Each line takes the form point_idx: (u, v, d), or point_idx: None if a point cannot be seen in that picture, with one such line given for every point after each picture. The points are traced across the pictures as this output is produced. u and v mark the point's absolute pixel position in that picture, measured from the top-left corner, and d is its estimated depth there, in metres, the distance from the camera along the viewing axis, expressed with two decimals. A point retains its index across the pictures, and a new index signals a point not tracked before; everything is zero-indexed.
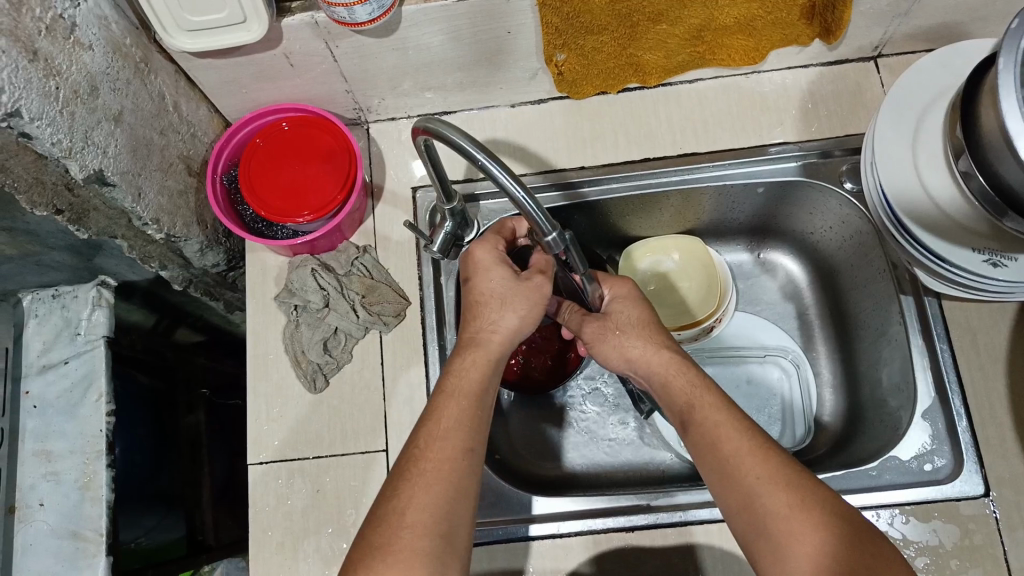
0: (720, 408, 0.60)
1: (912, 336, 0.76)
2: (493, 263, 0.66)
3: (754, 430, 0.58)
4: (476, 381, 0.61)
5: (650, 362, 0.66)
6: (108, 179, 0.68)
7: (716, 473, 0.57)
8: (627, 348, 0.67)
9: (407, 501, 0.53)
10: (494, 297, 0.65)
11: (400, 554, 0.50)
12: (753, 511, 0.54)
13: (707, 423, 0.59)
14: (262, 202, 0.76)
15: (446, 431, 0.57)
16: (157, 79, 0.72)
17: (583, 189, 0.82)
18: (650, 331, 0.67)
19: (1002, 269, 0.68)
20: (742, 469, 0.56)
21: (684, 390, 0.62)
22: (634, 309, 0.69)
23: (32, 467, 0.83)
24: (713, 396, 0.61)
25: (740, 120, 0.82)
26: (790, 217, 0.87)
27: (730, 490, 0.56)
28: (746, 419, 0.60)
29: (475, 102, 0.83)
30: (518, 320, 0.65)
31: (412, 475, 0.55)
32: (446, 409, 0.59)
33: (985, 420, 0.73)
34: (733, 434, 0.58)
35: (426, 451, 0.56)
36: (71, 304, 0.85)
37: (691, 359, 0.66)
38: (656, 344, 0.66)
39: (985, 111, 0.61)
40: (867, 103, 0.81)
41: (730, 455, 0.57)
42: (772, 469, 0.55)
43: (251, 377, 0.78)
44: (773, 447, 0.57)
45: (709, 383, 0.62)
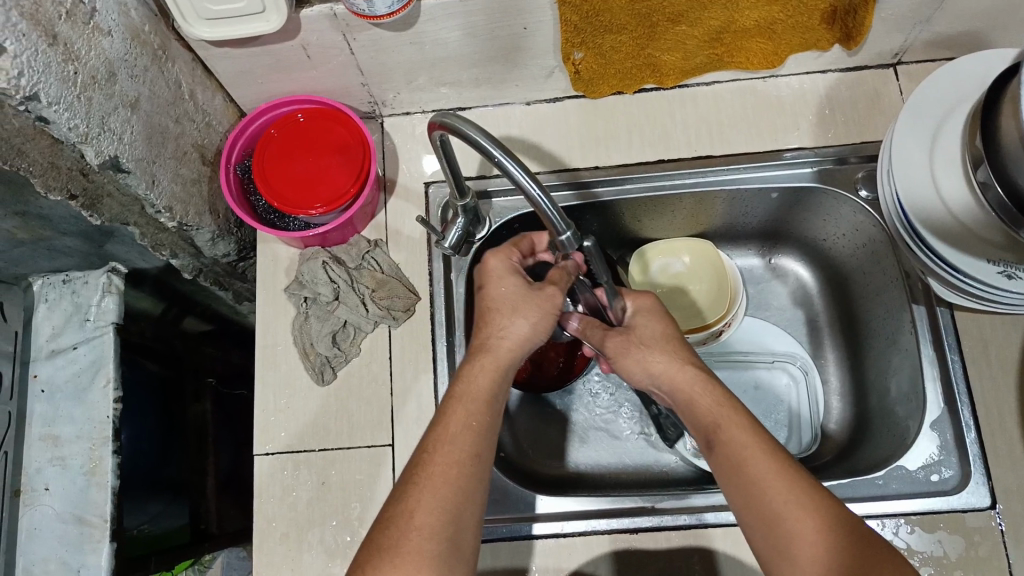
0: (745, 427, 0.58)
1: (923, 346, 0.75)
2: (506, 272, 0.67)
3: (780, 452, 0.56)
4: (486, 385, 0.60)
5: (674, 379, 0.63)
6: (123, 165, 0.68)
7: (740, 497, 0.55)
8: (649, 364, 0.65)
9: (414, 503, 0.53)
10: (505, 304, 0.64)
11: (407, 558, 0.50)
12: (781, 540, 0.53)
13: (731, 443, 0.57)
14: (276, 193, 0.76)
15: (454, 435, 0.57)
16: (174, 67, 0.72)
17: (597, 188, 0.82)
18: (674, 346, 0.65)
19: (1017, 281, 0.67)
20: (768, 494, 0.54)
21: (707, 408, 0.60)
22: (657, 324, 0.68)
23: (39, 452, 0.83)
24: (737, 413, 0.59)
25: (756, 124, 0.82)
26: (803, 223, 0.87)
27: (756, 516, 0.54)
28: (770, 437, 0.58)
29: (491, 98, 0.83)
30: (530, 327, 0.63)
31: (419, 479, 0.55)
32: (456, 413, 0.58)
33: (994, 431, 0.72)
34: (758, 455, 0.56)
35: (435, 454, 0.56)
36: (82, 290, 0.85)
37: (715, 375, 0.63)
38: (678, 358, 0.64)
39: (1006, 121, 0.60)
40: (884, 110, 0.81)
41: (755, 479, 0.55)
42: (800, 494, 0.53)
43: (259, 368, 0.78)
44: (799, 470, 0.55)
45: (732, 399, 0.60)
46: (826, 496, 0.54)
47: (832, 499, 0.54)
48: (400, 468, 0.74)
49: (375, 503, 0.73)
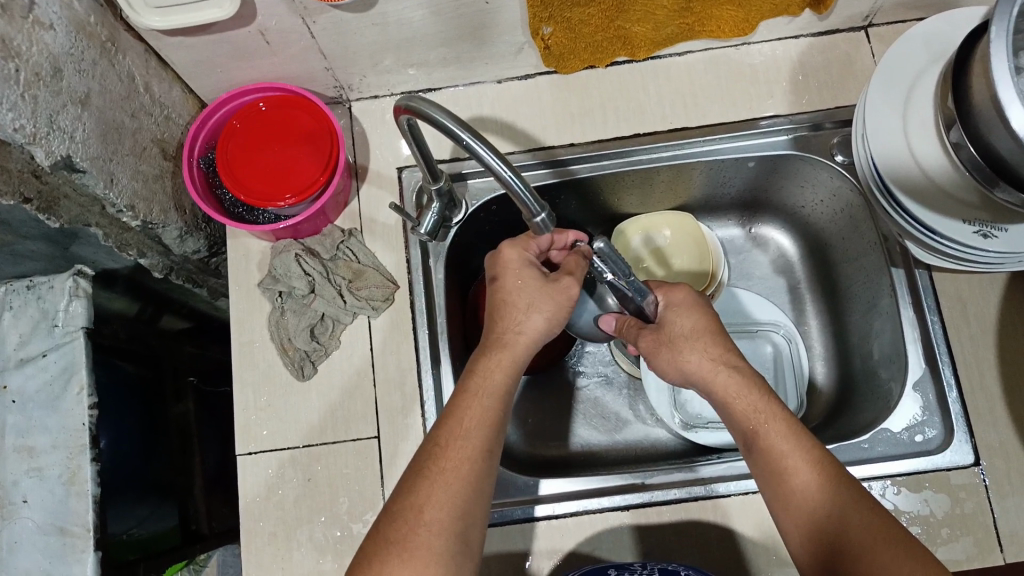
0: (789, 435, 0.58)
1: (903, 307, 0.76)
2: (522, 265, 0.66)
3: (825, 459, 0.57)
4: (495, 381, 0.61)
5: (709, 381, 0.64)
6: (77, 165, 0.65)
7: (782, 504, 0.57)
8: (684, 363, 0.65)
9: (423, 499, 0.53)
10: (522, 297, 0.65)
11: (415, 553, 0.50)
12: (825, 548, 0.54)
13: (774, 452, 0.58)
14: (242, 185, 0.74)
15: (465, 430, 0.57)
16: (125, 59, 0.69)
17: (574, 166, 0.81)
18: (707, 342, 0.65)
19: (993, 240, 0.67)
20: (812, 505, 0.55)
21: (748, 413, 0.61)
22: (690, 317, 0.66)
23: (15, 463, 0.82)
24: (781, 419, 0.59)
25: (730, 93, 0.81)
26: (780, 191, 0.87)
27: (800, 523, 0.56)
28: (816, 446, 0.58)
29: (461, 78, 0.81)
30: (547, 321, 0.65)
31: (429, 473, 0.55)
32: (466, 408, 0.58)
33: (975, 389, 0.73)
34: (803, 465, 0.57)
35: (445, 448, 0.56)
36: (47, 295, 0.83)
37: (751, 373, 0.63)
38: (722, 360, 0.64)
39: (977, 81, 0.60)
40: (857, 73, 0.80)
41: (798, 489, 0.56)
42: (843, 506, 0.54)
43: (237, 366, 0.76)
44: (842, 477, 0.56)
45: (776, 404, 0.61)
46: (869, 503, 0.55)
47: (875, 504, 0.55)
48: (387, 460, 0.73)
49: (363, 497, 0.72)
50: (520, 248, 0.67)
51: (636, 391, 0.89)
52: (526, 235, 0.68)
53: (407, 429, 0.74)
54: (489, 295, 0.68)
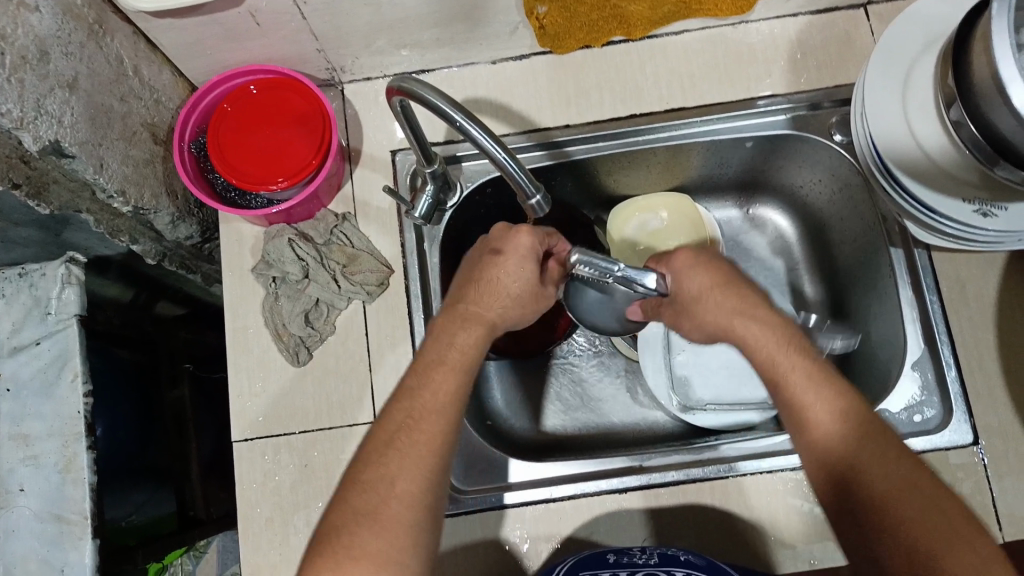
0: (814, 388, 0.57)
1: (902, 288, 0.75)
2: (528, 255, 0.64)
3: (849, 410, 0.56)
4: (458, 347, 0.60)
5: (728, 333, 0.63)
6: (65, 150, 0.64)
7: (806, 456, 0.57)
8: (703, 320, 0.64)
9: (394, 470, 0.53)
10: (514, 286, 0.63)
11: (386, 526, 0.51)
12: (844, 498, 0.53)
13: (796, 404, 0.58)
14: (234, 169, 0.73)
15: (432, 400, 0.56)
16: (113, 41, 0.67)
17: (569, 148, 0.80)
18: (724, 296, 0.63)
19: (993, 219, 0.66)
20: (833, 457, 0.55)
21: (771, 366, 0.60)
22: (704, 274, 0.64)
23: (10, 451, 0.81)
24: (802, 370, 0.59)
25: (728, 73, 0.80)
26: (778, 171, 0.86)
27: (822, 474, 0.55)
28: (842, 397, 0.57)
29: (455, 59, 0.80)
30: (521, 316, 0.65)
31: (400, 445, 0.54)
32: (439, 380, 0.57)
33: (975, 370, 0.72)
34: (824, 416, 0.56)
35: (418, 420, 0.55)
36: (39, 282, 0.82)
37: (776, 322, 0.62)
38: (741, 309, 0.62)
39: (978, 57, 0.59)
40: (857, 51, 0.79)
41: (818, 439, 0.56)
42: (863, 457, 0.53)
43: (231, 352, 0.76)
44: (864, 423, 0.55)
45: (801, 353, 0.60)
46: (891, 449, 0.53)
47: (897, 449, 0.53)
48: None
49: None
50: (535, 235, 0.64)
51: (633, 373, 0.89)
52: (541, 230, 0.65)
53: None
54: (480, 263, 0.64)
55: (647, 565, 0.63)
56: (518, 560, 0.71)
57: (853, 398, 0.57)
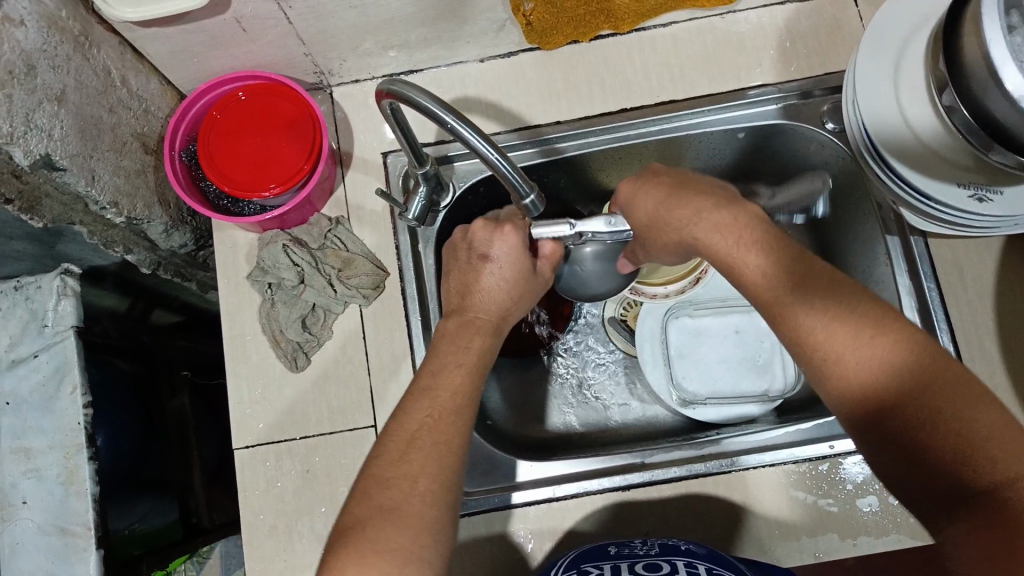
0: (816, 305, 0.55)
1: (900, 275, 0.75)
2: (517, 254, 0.64)
3: (856, 320, 0.53)
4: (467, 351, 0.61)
5: (711, 246, 0.60)
6: (57, 163, 0.64)
7: (805, 364, 0.55)
8: (667, 235, 0.63)
9: (417, 469, 0.53)
10: (510, 287, 0.64)
11: (411, 521, 0.51)
12: (861, 404, 0.52)
13: (785, 315, 0.56)
14: (225, 176, 0.73)
15: (444, 403, 0.57)
16: (100, 52, 0.67)
17: (561, 144, 0.80)
18: (685, 205, 0.61)
19: (989, 204, 0.65)
20: (854, 379, 0.52)
21: (766, 289, 0.57)
22: (649, 191, 0.63)
23: (12, 464, 0.82)
24: (780, 277, 0.57)
25: (717, 63, 0.80)
26: (770, 162, 0.86)
27: (830, 384, 0.54)
28: (843, 307, 0.54)
29: (443, 58, 0.80)
30: (519, 311, 0.66)
31: (422, 443, 0.54)
32: (454, 379, 0.58)
33: (974, 355, 0.72)
34: (817, 322, 0.54)
35: (437, 420, 0.56)
36: (35, 295, 0.82)
37: (754, 235, 0.59)
38: (698, 215, 0.60)
39: (969, 41, 0.58)
40: (846, 37, 0.79)
41: (819, 348, 0.54)
42: (886, 369, 0.51)
43: (230, 360, 0.76)
44: (864, 318, 0.53)
45: (771, 255, 0.58)
46: (897, 338, 0.52)
47: (901, 338, 0.52)
48: None
49: None
50: (519, 231, 0.64)
51: (632, 368, 0.89)
52: (512, 229, 0.64)
53: None
54: (467, 272, 0.64)
55: (647, 556, 0.63)
56: (522, 559, 0.71)
57: (854, 305, 0.54)
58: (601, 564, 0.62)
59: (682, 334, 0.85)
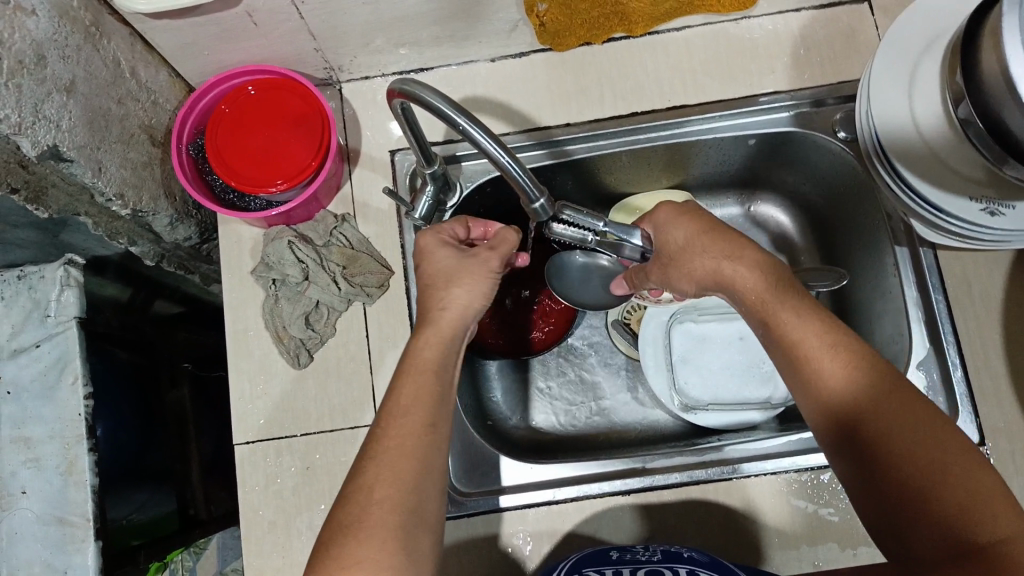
0: (823, 339, 0.55)
1: (907, 287, 0.74)
2: (435, 245, 0.65)
3: (858, 360, 0.53)
4: (434, 357, 0.58)
5: (737, 284, 0.61)
6: (64, 154, 0.64)
7: (805, 398, 0.55)
8: (693, 268, 0.64)
9: (372, 479, 0.51)
10: (442, 278, 0.63)
11: (369, 531, 0.48)
12: (842, 437, 0.52)
13: (788, 340, 0.56)
14: (232, 171, 0.72)
15: (409, 408, 0.54)
16: (110, 43, 0.66)
17: (569, 147, 0.79)
18: (714, 239, 0.63)
19: (1000, 218, 0.65)
20: (849, 418, 0.52)
21: (779, 319, 0.58)
22: (684, 223, 0.66)
23: (11, 454, 0.82)
24: (790, 305, 0.57)
25: (730, 69, 0.79)
26: (780, 169, 0.85)
27: (819, 414, 0.54)
28: (847, 347, 0.54)
29: (454, 57, 0.79)
30: (469, 296, 0.62)
31: (375, 455, 0.52)
32: (408, 386, 0.56)
33: (980, 369, 0.72)
34: (817, 352, 0.54)
35: (388, 427, 0.54)
36: (39, 284, 0.82)
37: (775, 271, 0.60)
38: (724, 253, 0.62)
39: (987, 54, 0.58)
40: (861, 46, 0.78)
41: (813, 377, 0.54)
42: (878, 411, 0.50)
43: (232, 354, 0.75)
44: (862, 357, 0.53)
45: (785, 287, 0.59)
46: (890, 381, 0.51)
47: (894, 380, 0.51)
48: None
49: None
50: (431, 231, 0.66)
51: (635, 371, 0.88)
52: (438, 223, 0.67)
53: None
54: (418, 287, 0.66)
55: (649, 562, 0.62)
56: (520, 562, 0.71)
57: (858, 347, 0.54)
58: (603, 569, 0.61)
59: (686, 340, 0.84)
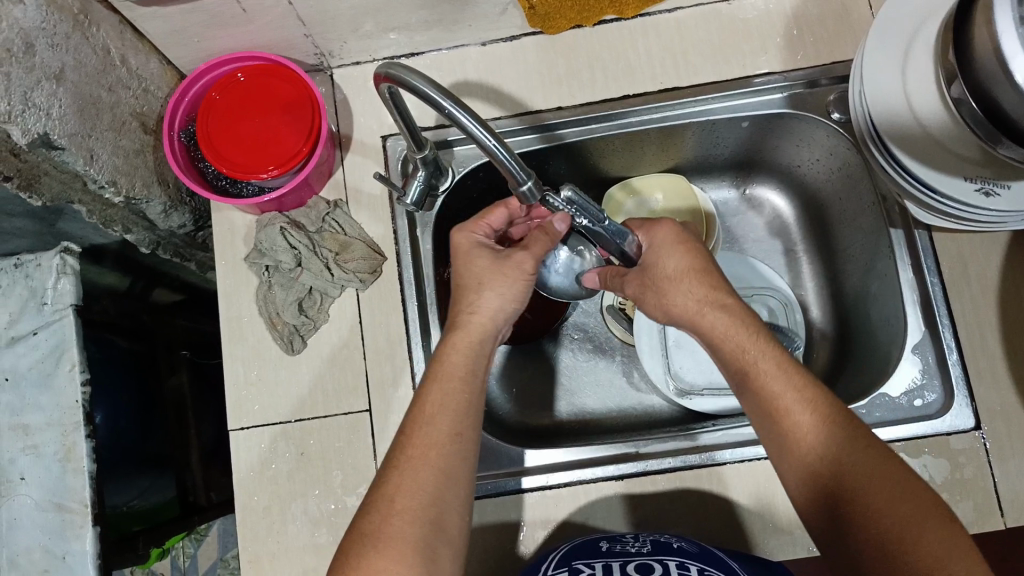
0: (804, 397, 0.57)
1: (902, 269, 0.74)
2: (472, 248, 0.66)
3: (837, 418, 0.55)
4: (463, 364, 0.61)
5: (720, 330, 0.62)
6: (55, 142, 0.64)
7: (783, 452, 0.56)
8: (673, 302, 0.64)
9: (394, 487, 0.54)
10: (474, 278, 0.64)
11: (389, 543, 0.51)
12: (820, 493, 0.54)
13: (766, 394, 0.58)
14: (223, 157, 0.72)
15: (435, 416, 0.58)
16: (99, 31, 0.66)
17: (562, 131, 0.79)
18: (698, 278, 0.63)
19: (996, 198, 0.64)
20: (826, 475, 0.54)
21: (758, 370, 0.59)
22: (676, 254, 0.64)
23: (11, 441, 0.83)
24: (773, 358, 0.59)
25: (724, 51, 0.78)
26: (775, 150, 0.85)
27: (795, 469, 0.56)
28: (825, 405, 0.56)
29: (444, 41, 0.79)
30: (499, 300, 0.64)
31: (399, 463, 0.56)
32: (436, 392, 0.59)
33: (976, 353, 0.71)
34: (797, 407, 0.56)
35: (410, 437, 0.57)
36: (36, 273, 0.82)
37: (756, 322, 0.61)
38: (710, 297, 0.62)
39: (979, 32, 0.57)
40: (855, 26, 0.78)
41: (791, 431, 0.56)
42: (856, 470, 0.52)
43: (226, 340, 0.76)
44: (841, 419, 0.55)
45: (768, 339, 0.60)
46: (866, 442, 0.53)
47: (869, 441, 0.54)
48: (378, 433, 0.73)
49: (357, 470, 0.72)
50: (466, 232, 0.67)
51: (630, 357, 0.89)
52: (475, 216, 0.68)
53: (398, 403, 0.74)
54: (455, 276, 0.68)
55: (640, 554, 0.61)
56: (515, 546, 0.71)
57: (837, 406, 0.56)
58: (593, 563, 0.60)
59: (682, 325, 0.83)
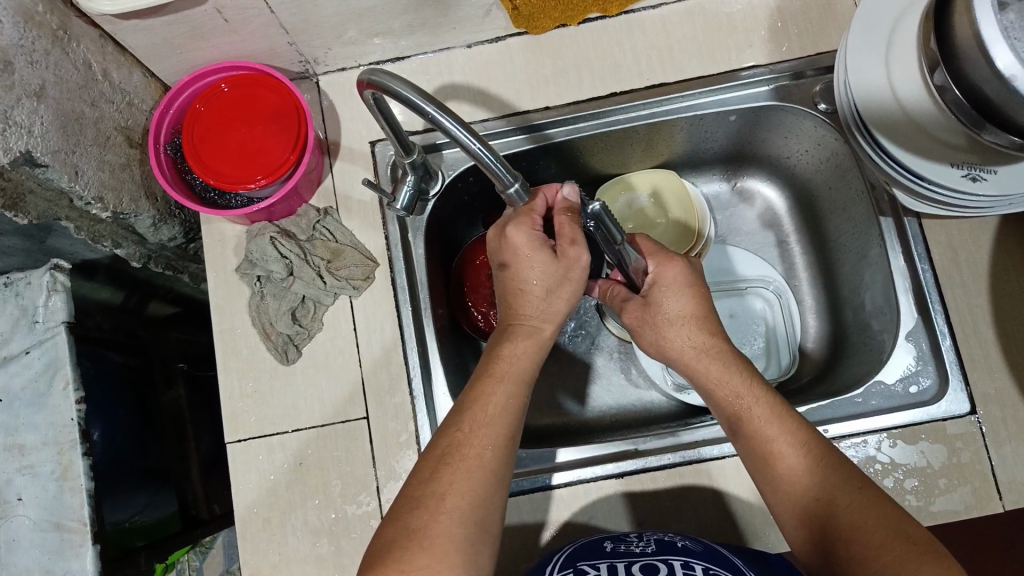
0: (797, 442, 0.58)
1: (894, 257, 0.74)
2: (532, 250, 0.63)
3: (830, 462, 0.56)
4: (522, 367, 0.62)
5: (716, 378, 0.63)
6: (38, 160, 0.64)
7: (780, 496, 0.57)
8: (671, 344, 0.66)
9: (445, 486, 0.54)
10: (540, 287, 0.63)
11: (435, 542, 0.51)
12: (818, 535, 0.54)
13: (760, 440, 0.59)
14: (210, 168, 0.72)
15: (492, 417, 0.58)
16: (80, 46, 0.66)
17: (550, 131, 0.79)
18: (701, 322, 0.65)
19: (983, 183, 0.64)
20: (822, 516, 0.54)
21: (752, 415, 0.60)
22: (677, 297, 0.66)
23: (7, 462, 0.82)
24: (766, 403, 0.60)
25: (709, 45, 0.78)
26: (764, 144, 0.85)
27: (792, 511, 0.56)
28: (819, 449, 0.57)
29: (429, 45, 0.78)
30: (565, 305, 0.64)
31: (451, 460, 0.55)
32: (492, 391, 0.59)
33: (969, 338, 0.71)
34: (791, 451, 0.57)
35: (466, 436, 0.57)
36: (26, 291, 0.82)
37: (754, 370, 0.63)
38: (706, 344, 0.64)
39: (959, 20, 0.57)
40: (838, 16, 0.78)
41: (786, 474, 0.57)
42: (850, 509, 0.53)
43: (220, 352, 0.75)
44: (835, 463, 0.56)
45: (762, 386, 0.62)
46: (860, 484, 0.54)
47: (862, 483, 0.54)
48: (376, 439, 0.73)
49: (356, 478, 0.72)
50: (524, 232, 0.63)
51: (627, 354, 0.89)
52: (524, 210, 0.64)
53: (395, 409, 0.73)
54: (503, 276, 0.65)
55: (644, 554, 0.61)
56: (516, 548, 0.71)
57: (832, 451, 0.57)
58: (597, 564, 0.60)
59: None
